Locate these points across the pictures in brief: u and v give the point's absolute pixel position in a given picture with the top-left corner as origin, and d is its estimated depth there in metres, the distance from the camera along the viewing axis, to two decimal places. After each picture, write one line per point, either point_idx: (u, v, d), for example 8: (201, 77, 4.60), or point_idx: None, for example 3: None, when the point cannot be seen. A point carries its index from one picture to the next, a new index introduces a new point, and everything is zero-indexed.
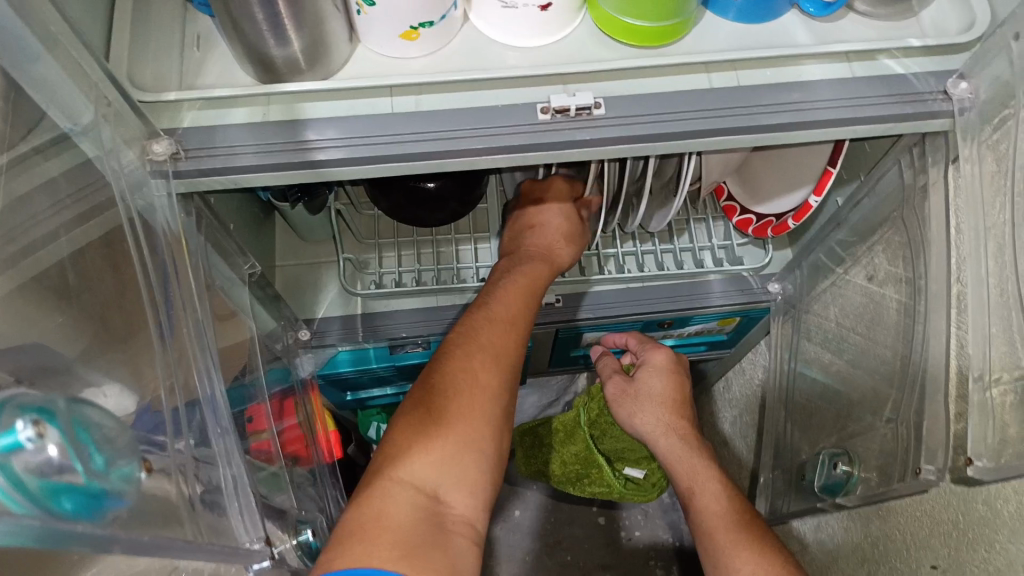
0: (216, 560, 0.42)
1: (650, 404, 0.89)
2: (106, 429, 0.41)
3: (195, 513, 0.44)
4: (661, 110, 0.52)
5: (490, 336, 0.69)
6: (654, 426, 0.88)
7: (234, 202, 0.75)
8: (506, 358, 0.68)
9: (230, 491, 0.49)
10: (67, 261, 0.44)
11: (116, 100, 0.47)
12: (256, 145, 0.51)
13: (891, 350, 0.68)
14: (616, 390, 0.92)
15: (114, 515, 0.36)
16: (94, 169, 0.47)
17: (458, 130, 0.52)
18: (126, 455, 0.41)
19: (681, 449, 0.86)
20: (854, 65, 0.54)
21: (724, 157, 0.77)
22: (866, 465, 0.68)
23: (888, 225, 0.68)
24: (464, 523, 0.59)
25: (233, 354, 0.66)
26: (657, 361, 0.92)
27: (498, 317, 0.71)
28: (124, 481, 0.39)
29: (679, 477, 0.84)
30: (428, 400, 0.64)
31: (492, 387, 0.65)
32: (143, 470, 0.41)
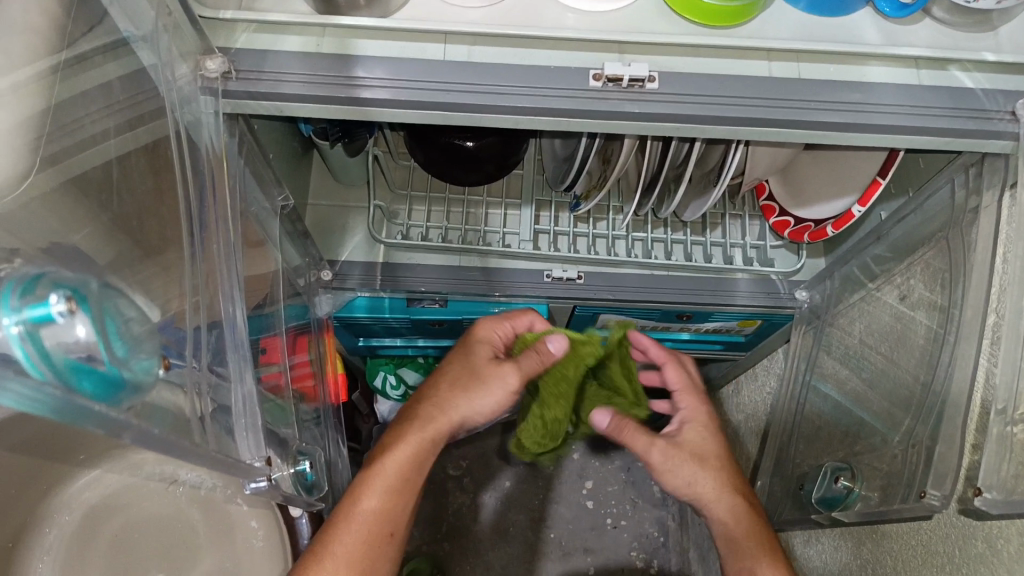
0: (217, 469, 0.43)
1: (704, 470, 0.73)
2: (133, 321, 0.41)
3: (208, 430, 0.44)
4: (716, 92, 0.51)
5: (381, 487, 0.69)
6: (719, 495, 0.73)
7: (277, 133, 0.75)
8: (387, 513, 0.68)
9: (237, 409, 0.49)
10: (114, 163, 0.44)
11: (177, 11, 0.46)
12: (306, 75, 0.50)
13: (914, 371, 0.66)
14: (667, 454, 0.73)
15: (134, 404, 0.37)
16: (149, 79, 0.46)
17: (507, 85, 0.51)
18: (148, 349, 0.40)
19: (739, 529, 0.72)
20: (922, 73, 0.52)
21: (771, 151, 0.76)
22: (868, 483, 0.67)
23: (929, 244, 0.66)
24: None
25: (259, 284, 0.66)
26: (700, 418, 0.76)
27: (392, 464, 0.69)
28: (145, 373, 0.39)
29: (739, 560, 0.71)
30: (318, 552, 0.66)
31: (394, 471, 0.69)
32: (163, 366, 0.41)
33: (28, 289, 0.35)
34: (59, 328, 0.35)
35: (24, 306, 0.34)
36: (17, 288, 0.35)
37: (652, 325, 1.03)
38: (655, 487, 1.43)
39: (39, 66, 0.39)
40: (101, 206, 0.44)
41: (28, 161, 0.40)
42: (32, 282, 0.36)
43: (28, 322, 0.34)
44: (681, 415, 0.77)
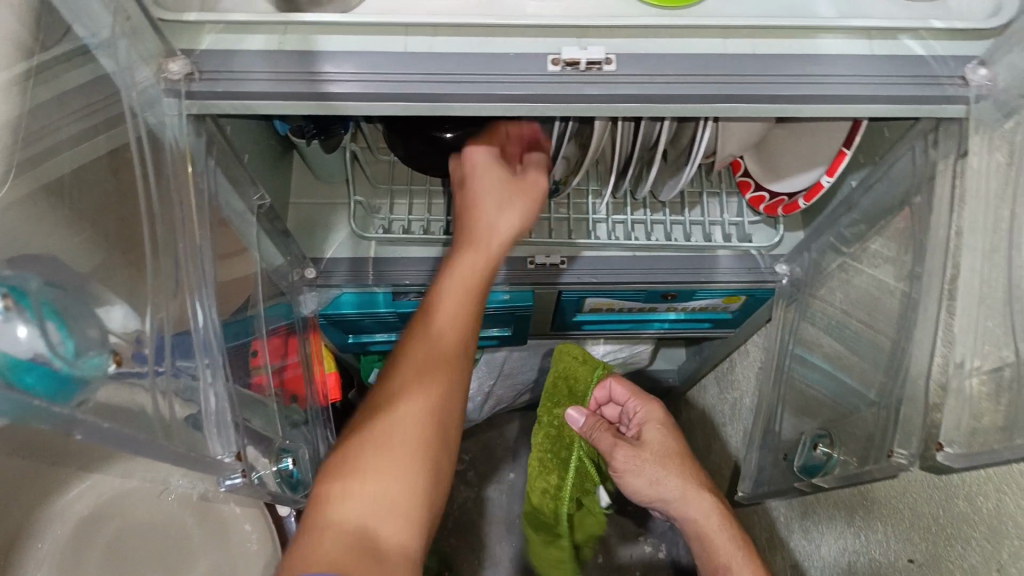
0: (178, 464, 0.45)
1: (664, 464, 0.85)
2: (81, 319, 0.43)
3: (169, 427, 0.46)
4: (673, 71, 0.52)
5: (420, 362, 0.67)
6: (686, 486, 0.83)
7: (251, 133, 0.76)
8: (434, 385, 0.65)
9: (208, 408, 0.51)
10: (65, 177, 0.46)
11: (135, 15, 0.47)
12: (269, 73, 0.51)
13: (889, 337, 0.67)
14: (630, 453, 0.85)
15: (77, 398, 0.39)
16: (109, 84, 0.47)
17: (466, 73, 0.52)
18: (96, 345, 0.43)
19: (705, 513, 0.83)
20: (873, 43, 0.53)
21: (746, 126, 0.76)
22: (846, 448, 0.69)
23: (898, 211, 0.67)
24: (402, 551, 0.56)
25: (237, 287, 0.69)
26: (655, 418, 0.91)
27: (433, 343, 0.68)
28: (92, 369, 0.42)
29: (707, 541, 0.82)
30: (358, 445, 0.61)
31: (432, 390, 0.65)
32: (113, 363, 0.43)
33: None
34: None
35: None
36: None
37: (638, 307, 1.04)
38: None
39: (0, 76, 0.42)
40: (59, 207, 0.45)
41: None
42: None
43: None
44: (637, 418, 0.92)
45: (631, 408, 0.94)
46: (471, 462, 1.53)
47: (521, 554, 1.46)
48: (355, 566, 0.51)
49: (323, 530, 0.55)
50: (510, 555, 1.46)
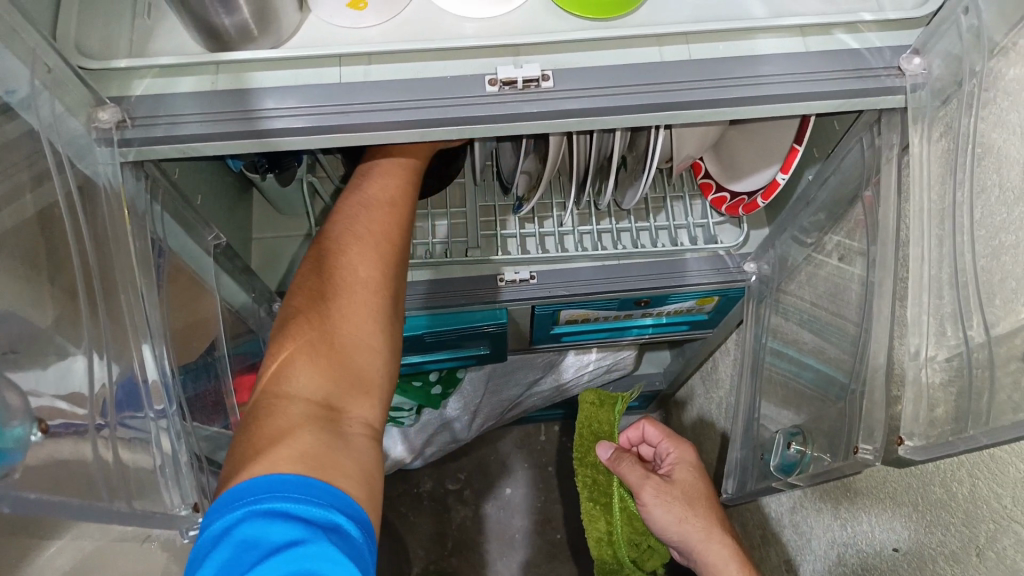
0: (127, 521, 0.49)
1: (691, 504, 0.88)
2: (3, 384, 0.41)
3: (113, 477, 0.49)
4: (611, 82, 0.52)
5: (371, 230, 0.63)
6: (709, 526, 0.87)
7: (202, 173, 0.76)
8: (388, 254, 0.63)
9: (162, 457, 0.54)
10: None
11: (57, 66, 0.45)
12: (204, 114, 0.51)
13: (857, 329, 0.67)
14: (659, 489, 0.88)
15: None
16: (33, 141, 0.46)
17: (401, 100, 0.52)
18: (18, 414, 0.41)
19: (725, 559, 0.86)
20: (808, 40, 0.53)
21: (695, 131, 0.76)
22: (819, 444, 0.68)
23: (854, 201, 0.67)
24: (363, 424, 0.57)
25: (198, 330, 0.68)
26: (686, 461, 0.94)
27: (378, 197, 0.65)
28: (11, 442, 0.41)
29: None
30: (309, 316, 0.59)
31: (374, 265, 0.62)
32: (37, 430, 0.42)
33: None
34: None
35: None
36: None
37: (612, 315, 1.04)
38: None
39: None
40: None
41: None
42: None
43: None
44: (669, 457, 0.95)
45: (663, 447, 0.97)
46: (463, 481, 1.52)
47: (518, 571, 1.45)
48: (325, 460, 0.51)
49: (283, 403, 0.54)
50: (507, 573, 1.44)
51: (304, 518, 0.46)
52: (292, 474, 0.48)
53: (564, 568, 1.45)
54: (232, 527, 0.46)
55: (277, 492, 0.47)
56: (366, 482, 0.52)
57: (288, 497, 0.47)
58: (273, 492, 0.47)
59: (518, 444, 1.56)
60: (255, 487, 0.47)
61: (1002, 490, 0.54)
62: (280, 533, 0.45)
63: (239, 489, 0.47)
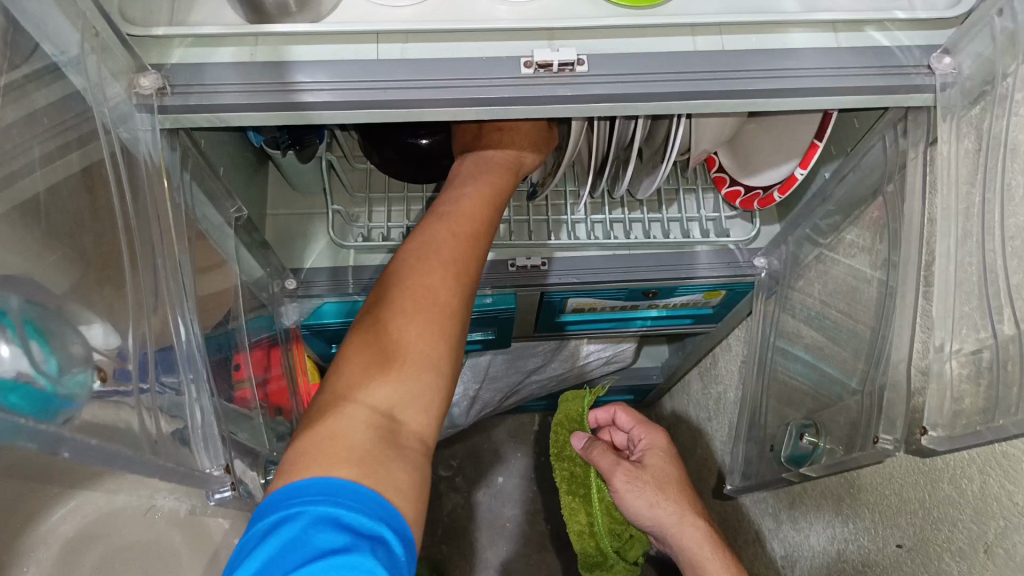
0: (167, 478, 0.47)
1: (663, 488, 0.88)
2: (65, 337, 0.44)
3: (157, 443, 0.47)
4: (645, 69, 0.53)
5: (449, 250, 0.62)
6: (680, 508, 0.86)
7: (225, 145, 0.76)
8: (465, 274, 0.62)
9: (195, 423, 0.52)
10: (41, 195, 0.45)
11: (104, 30, 0.46)
12: (242, 84, 0.51)
13: (869, 325, 0.68)
14: (632, 474, 0.87)
15: (61, 416, 0.39)
16: (80, 101, 0.46)
17: (442, 78, 0.52)
18: (81, 361, 0.44)
19: (699, 540, 0.85)
20: (840, 36, 0.54)
21: (717, 123, 0.77)
22: (831, 438, 0.69)
23: (872, 199, 0.68)
24: (417, 439, 0.56)
25: (217, 302, 0.68)
26: (658, 447, 0.94)
27: (463, 216, 0.65)
28: (77, 387, 0.42)
29: (695, 564, 0.85)
30: (382, 326, 0.59)
31: (451, 283, 0.61)
32: (98, 378, 0.44)
33: None
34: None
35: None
36: None
37: (620, 305, 1.05)
38: None
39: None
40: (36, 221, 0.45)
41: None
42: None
43: None
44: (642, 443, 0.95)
45: (635, 434, 0.98)
46: (458, 466, 1.53)
47: (514, 557, 1.46)
48: (372, 469, 0.50)
49: (344, 411, 0.54)
50: (502, 558, 1.46)
51: (352, 529, 0.46)
52: (351, 481, 0.49)
53: (559, 556, 1.46)
54: (285, 521, 0.46)
55: (331, 497, 0.47)
56: (409, 499, 0.51)
57: (339, 503, 0.47)
58: (326, 497, 0.47)
59: (514, 432, 1.57)
60: (310, 490, 0.47)
61: (1014, 487, 0.55)
62: (327, 539, 0.45)
63: (293, 490, 0.48)
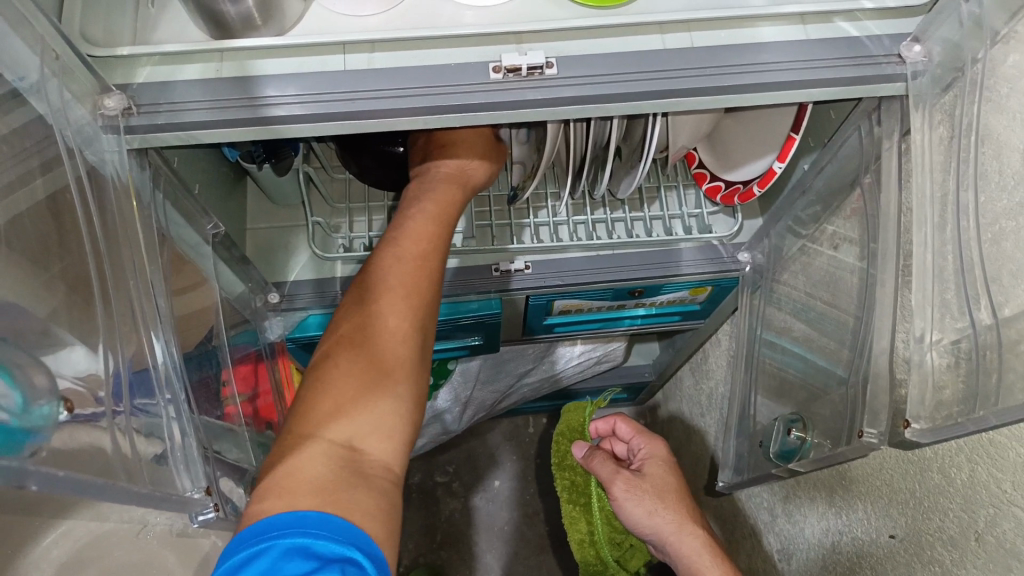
0: (144, 504, 0.48)
1: (662, 497, 0.87)
2: (30, 367, 0.43)
3: (130, 464, 0.48)
4: (614, 70, 0.52)
5: (400, 272, 0.62)
6: (680, 517, 0.86)
7: (200, 161, 0.75)
8: (417, 296, 0.62)
9: (174, 443, 0.53)
10: (5, 225, 0.43)
11: (64, 53, 0.45)
12: (209, 101, 0.50)
13: (853, 316, 0.68)
14: (630, 483, 0.87)
15: (24, 450, 0.39)
16: (42, 126, 0.46)
17: (411, 87, 0.51)
18: (45, 394, 0.43)
19: (700, 549, 0.85)
20: (809, 28, 0.54)
21: (693, 119, 0.76)
22: (818, 430, 0.69)
23: (851, 190, 0.68)
24: (384, 468, 0.55)
25: (197, 319, 0.68)
26: (658, 456, 0.93)
27: (414, 238, 0.65)
28: (41, 420, 0.42)
29: (695, 572, 0.84)
30: (337, 359, 0.59)
31: (402, 305, 0.61)
32: (64, 409, 0.44)
33: None
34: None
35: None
36: None
37: (606, 305, 1.04)
38: None
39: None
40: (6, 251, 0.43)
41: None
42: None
43: None
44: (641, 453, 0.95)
45: (635, 444, 0.97)
46: (454, 473, 1.52)
47: (513, 562, 1.45)
48: (334, 500, 0.50)
49: (303, 445, 0.54)
50: (500, 563, 1.45)
51: (322, 555, 0.46)
52: (315, 510, 0.48)
53: (558, 558, 1.46)
54: (253, 559, 0.45)
55: (301, 527, 0.47)
56: (377, 525, 0.50)
57: (307, 532, 0.46)
58: (293, 528, 0.47)
59: (508, 436, 1.56)
60: (278, 523, 0.47)
61: (1002, 474, 0.55)
62: (297, 568, 0.44)
63: (259, 526, 0.47)
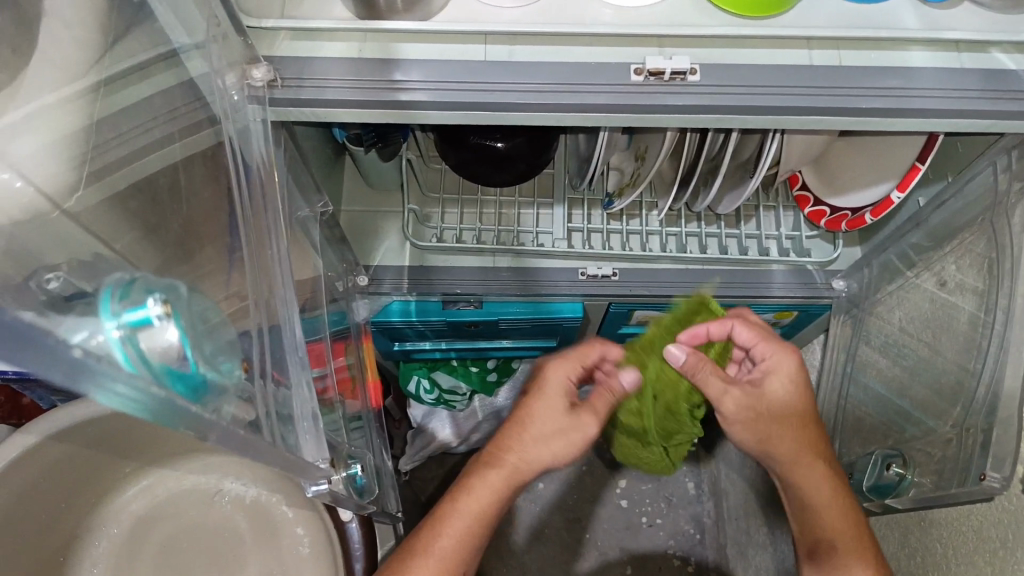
0: (280, 468, 0.44)
1: (778, 426, 0.68)
2: (212, 326, 0.44)
3: (276, 429, 0.45)
4: (759, 82, 0.51)
5: (499, 471, 0.67)
6: (801, 445, 0.68)
7: (314, 138, 0.76)
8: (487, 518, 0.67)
9: (302, 411, 0.49)
10: (164, 172, 0.48)
11: (226, 21, 0.47)
12: (349, 80, 0.51)
13: (959, 359, 0.66)
14: (742, 403, 0.68)
15: (213, 405, 0.38)
16: (196, 87, 0.49)
17: (555, 83, 0.51)
18: (227, 353, 0.43)
19: (818, 490, 0.68)
20: (963, 56, 0.52)
21: (805, 139, 0.74)
22: (923, 469, 0.66)
23: (974, 228, 0.65)
24: None
25: (303, 288, 0.66)
26: (785, 372, 0.69)
27: (526, 467, 0.67)
28: (227, 377, 0.42)
29: (805, 510, 0.68)
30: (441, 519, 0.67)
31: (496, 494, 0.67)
32: (241, 368, 0.44)
33: (124, 293, 0.37)
34: (155, 332, 0.36)
35: (124, 310, 0.36)
36: (115, 294, 0.37)
37: None
38: (689, 483, 1.37)
39: (77, 84, 0.42)
40: (153, 204, 0.47)
41: (77, 171, 0.42)
42: (128, 289, 0.38)
43: (127, 325, 0.35)
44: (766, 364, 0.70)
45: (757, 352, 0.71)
46: None
47: None
48: None
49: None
50: None
51: None
52: None
53: None
54: None
55: None
56: None
57: None
58: None
59: None
60: None
61: None
62: None
63: None
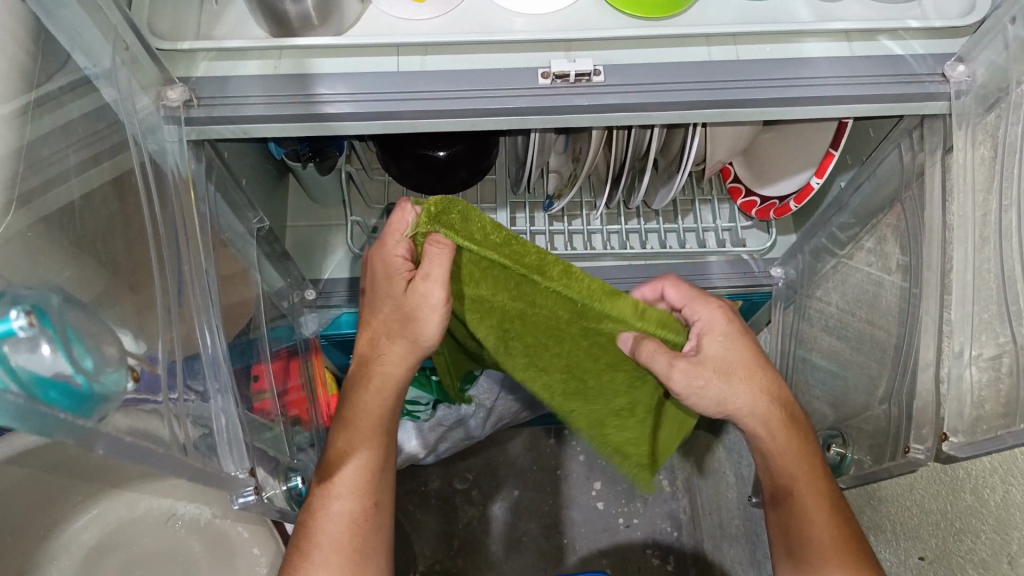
0: (195, 479, 0.47)
1: (733, 377, 0.66)
2: (100, 338, 0.44)
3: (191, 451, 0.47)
4: (662, 79, 0.53)
5: (369, 386, 0.67)
6: (755, 394, 0.66)
7: (248, 157, 0.78)
8: (384, 428, 0.68)
9: (219, 426, 0.53)
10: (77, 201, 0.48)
11: (134, 45, 0.49)
12: (267, 97, 0.53)
13: (889, 335, 0.68)
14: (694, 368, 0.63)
15: (95, 412, 0.39)
16: (111, 112, 0.49)
17: (466, 90, 0.53)
18: (115, 362, 0.44)
19: (775, 427, 0.67)
20: (854, 44, 0.55)
21: (730, 133, 0.77)
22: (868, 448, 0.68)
23: (891, 208, 0.68)
24: (378, 550, 0.65)
25: (239, 310, 0.68)
26: (720, 328, 0.66)
27: (396, 364, 0.66)
28: (112, 386, 0.43)
29: (762, 451, 0.68)
30: (335, 450, 0.67)
31: (376, 404, 0.67)
32: (132, 378, 0.45)
33: None
34: (17, 343, 0.37)
35: None
36: None
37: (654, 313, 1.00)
38: (664, 480, 1.39)
39: None
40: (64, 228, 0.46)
41: (8, 194, 0.42)
42: None
43: None
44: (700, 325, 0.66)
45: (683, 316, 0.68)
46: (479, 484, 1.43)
47: None
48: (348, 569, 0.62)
49: (320, 522, 0.64)
50: None
51: None
52: None
53: None
54: None
55: None
56: None
57: None
58: None
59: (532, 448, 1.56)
60: None
61: None
62: None
63: None
